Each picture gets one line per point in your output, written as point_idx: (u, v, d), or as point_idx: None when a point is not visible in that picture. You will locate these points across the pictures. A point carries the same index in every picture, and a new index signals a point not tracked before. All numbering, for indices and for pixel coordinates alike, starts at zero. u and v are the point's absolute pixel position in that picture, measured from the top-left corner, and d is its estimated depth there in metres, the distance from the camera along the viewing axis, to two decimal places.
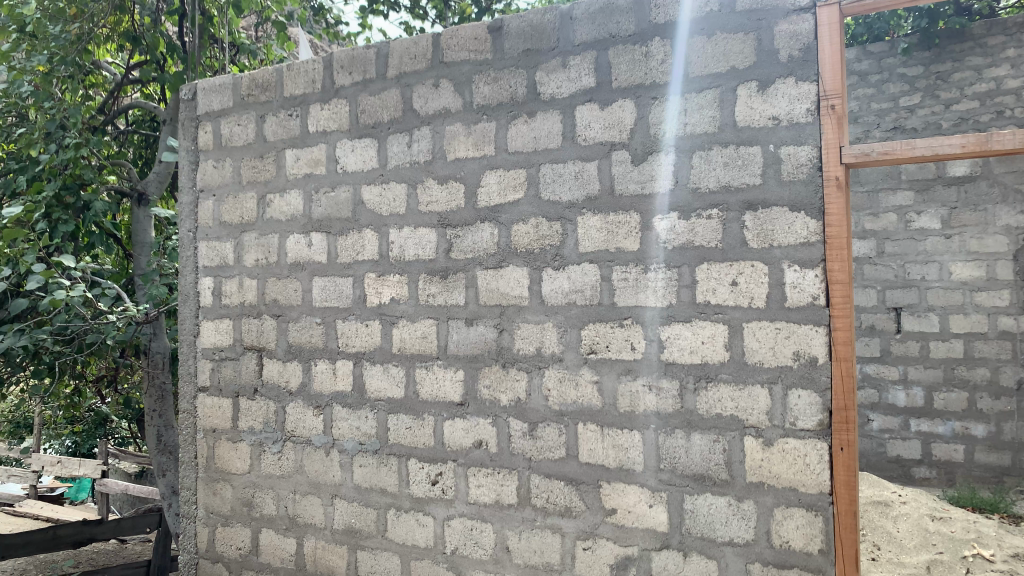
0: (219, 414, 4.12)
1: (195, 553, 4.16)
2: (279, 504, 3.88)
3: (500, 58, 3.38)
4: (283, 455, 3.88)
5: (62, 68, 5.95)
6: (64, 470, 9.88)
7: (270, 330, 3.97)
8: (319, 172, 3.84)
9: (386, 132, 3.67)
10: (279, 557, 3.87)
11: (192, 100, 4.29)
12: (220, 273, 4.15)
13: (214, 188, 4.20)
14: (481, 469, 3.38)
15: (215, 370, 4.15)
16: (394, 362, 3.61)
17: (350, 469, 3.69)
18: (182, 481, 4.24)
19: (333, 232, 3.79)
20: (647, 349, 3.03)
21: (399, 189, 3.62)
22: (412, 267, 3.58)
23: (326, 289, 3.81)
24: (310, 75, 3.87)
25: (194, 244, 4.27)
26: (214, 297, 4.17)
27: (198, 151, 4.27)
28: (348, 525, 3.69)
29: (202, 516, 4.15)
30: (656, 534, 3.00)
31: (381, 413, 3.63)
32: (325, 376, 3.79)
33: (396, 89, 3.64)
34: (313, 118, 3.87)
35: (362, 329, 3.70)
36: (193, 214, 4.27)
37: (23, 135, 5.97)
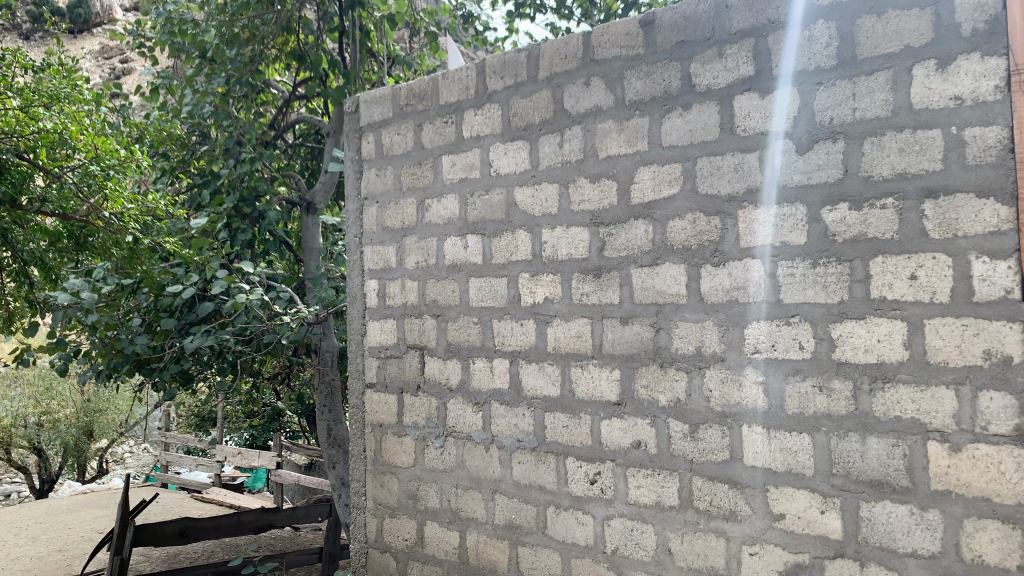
0: (385, 410, 4.30)
1: (366, 542, 4.36)
2: (442, 498, 4.01)
3: (652, 52, 3.33)
4: (445, 450, 4.01)
5: (238, 88, 6.39)
6: (244, 460, 10.67)
7: (430, 329, 4.10)
8: (474, 176, 3.94)
9: (537, 134, 3.70)
10: (443, 550, 3.99)
11: (355, 112, 4.51)
12: (384, 275, 4.33)
13: (377, 196, 4.38)
14: (641, 469, 3.34)
15: (380, 367, 4.34)
16: (550, 361, 3.64)
17: (510, 465, 3.76)
18: (352, 473, 4.46)
19: (488, 234, 3.88)
20: (817, 348, 2.89)
21: (552, 189, 3.65)
22: (566, 267, 3.59)
23: (482, 289, 3.89)
24: (464, 82, 3.98)
25: (360, 249, 4.48)
26: (379, 299, 4.36)
27: (361, 160, 4.48)
28: (509, 521, 3.75)
29: (371, 507, 4.34)
30: (830, 542, 2.86)
31: (538, 411, 3.67)
32: (484, 374, 3.88)
33: (547, 90, 3.67)
34: (467, 123, 3.96)
35: (517, 328, 3.75)
36: (359, 220, 4.48)
37: (206, 153, 6.58)
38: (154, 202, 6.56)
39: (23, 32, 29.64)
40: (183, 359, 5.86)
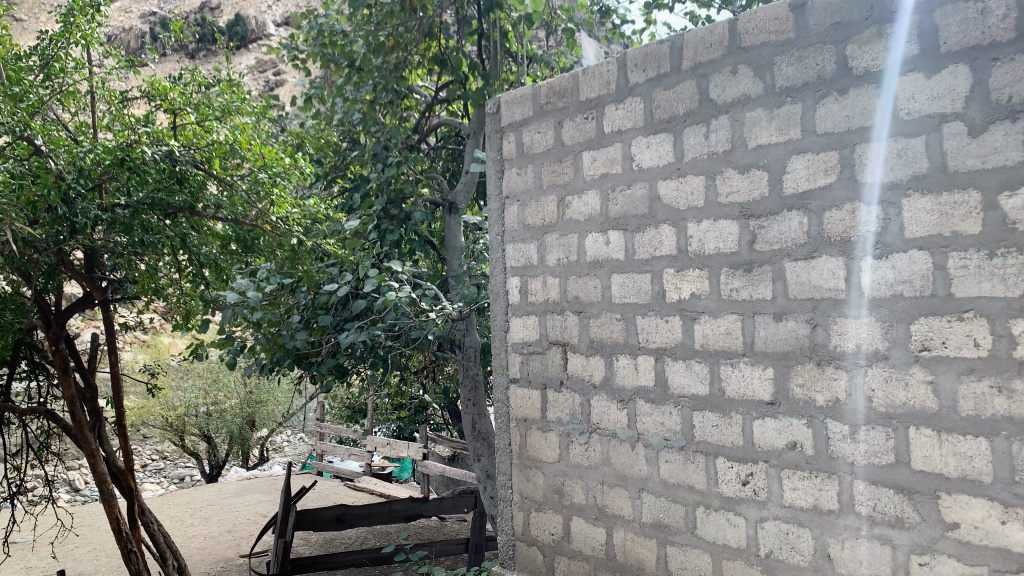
0: (529, 405, 4.33)
1: (513, 535, 4.43)
2: (588, 494, 4.01)
3: (804, 36, 3.19)
4: (590, 447, 4.00)
5: (384, 95, 6.72)
6: (393, 451, 11.12)
7: (573, 326, 4.11)
8: (615, 171, 3.91)
9: (682, 126, 3.63)
10: (591, 546, 3.99)
11: (496, 113, 4.57)
12: (526, 272, 4.37)
13: (519, 195, 4.42)
14: (797, 471, 3.21)
15: (524, 363, 4.37)
16: (697, 359, 3.56)
17: (657, 463, 3.71)
18: (498, 466, 4.54)
19: (631, 230, 3.84)
20: (995, 345, 2.67)
21: (698, 182, 3.57)
22: (713, 261, 3.50)
23: (624, 286, 3.86)
24: (605, 77, 3.95)
25: (502, 247, 4.54)
26: (521, 296, 4.40)
27: (502, 160, 4.52)
28: (657, 520, 3.71)
29: (518, 501, 4.40)
30: (1012, 555, 2.65)
31: (686, 409, 3.60)
32: (628, 371, 3.84)
33: (692, 80, 3.59)
34: (608, 118, 3.94)
35: (663, 325, 3.70)
36: (501, 219, 4.53)
37: (356, 158, 7.06)
38: (317, 206, 5.87)
39: (190, 51, 32.11)
40: (338, 354, 6.16)
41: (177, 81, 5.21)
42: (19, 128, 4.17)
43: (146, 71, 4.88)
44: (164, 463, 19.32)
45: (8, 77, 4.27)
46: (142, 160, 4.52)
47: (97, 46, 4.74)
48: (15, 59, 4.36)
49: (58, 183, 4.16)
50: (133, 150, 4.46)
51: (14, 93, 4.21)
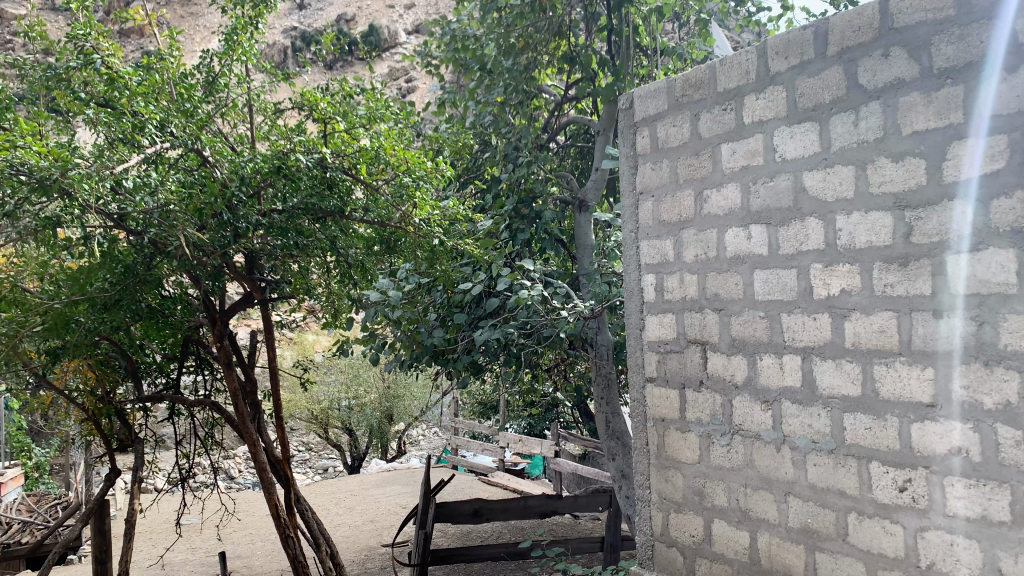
0: (667, 405, 4.26)
1: (651, 535, 4.38)
2: (731, 496, 3.91)
3: (966, 13, 2.98)
4: (732, 448, 3.90)
5: (515, 96, 6.80)
6: (525, 448, 11.24)
7: (712, 324, 4.00)
8: (757, 164, 3.78)
9: (828, 114, 3.47)
10: (733, 549, 3.89)
11: (629, 108, 4.52)
12: (662, 269, 4.29)
13: (653, 190, 4.35)
14: (962, 479, 3.00)
15: (661, 362, 4.30)
16: (848, 358, 3.39)
17: (804, 467, 3.57)
18: (636, 466, 4.49)
19: (774, 223, 3.70)
20: None
21: (846, 172, 3.40)
22: (865, 256, 3.32)
23: (767, 282, 3.73)
24: (744, 67, 3.83)
25: (637, 244, 4.48)
26: (657, 293, 4.33)
27: (636, 156, 4.47)
28: (804, 525, 3.57)
29: (656, 501, 4.34)
30: None
31: (836, 411, 3.44)
32: (772, 371, 3.71)
33: (839, 66, 3.43)
34: (748, 109, 3.82)
35: (810, 323, 3.54)
36: (635, 215, 4.48)
37: (488, 159, 7.18)
38: (456, 208, 5.60)
39: (329, 63, 33.67)
40: (473, 351, 6.28)
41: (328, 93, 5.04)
42: (190, 141, 4.33)
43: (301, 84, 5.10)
44: (309, 454, 20.40)
45: (181, 93, 4.47)
46: (298, 168, 4.47)
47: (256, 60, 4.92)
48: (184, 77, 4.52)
49: (224, 192, 4.22)
50: (289, 158, 4.41)
51: (186, 109, 4.38)
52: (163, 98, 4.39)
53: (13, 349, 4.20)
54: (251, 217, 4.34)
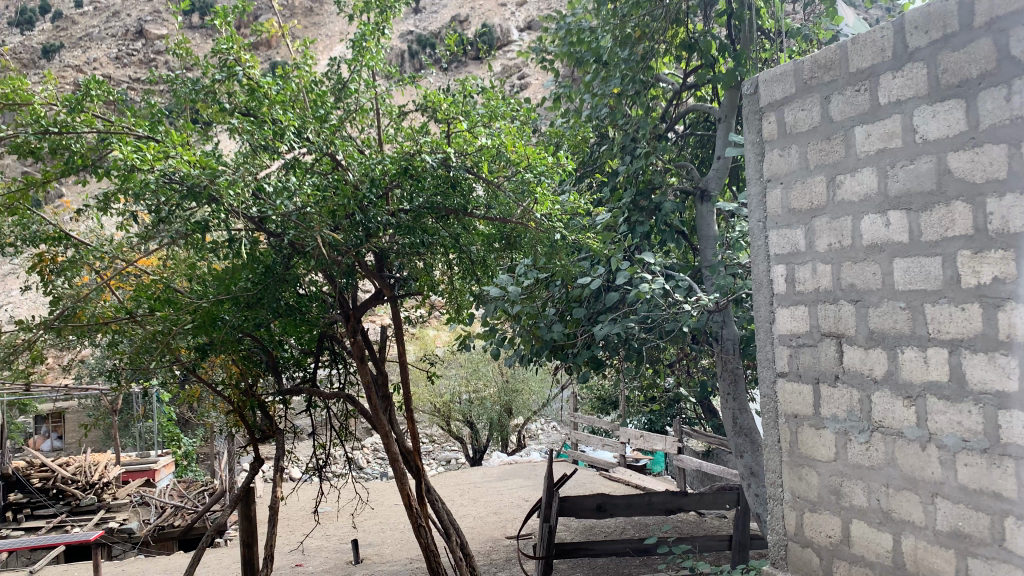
0: (799, 400, 4.11)
1: (784, 535, 4.24)
2: (871, 497, 3.73)
3: None
4: (872, 446, 3.71)
5: (632, 86, 6.66)
6: (646, 443, 11.10)
7: (848, 317, 3.82)
8: (895, 146, 3.58)
9: (976, 89, 3.24)
10: (874, 552, 3.71)
11: (754, 93, 4.38)
12: (792, 260, 4.14)
13: (782, 177, 4.19)
14: None
15: (792, 356, 4.15)
16: (1002, 351, 3.15)
17: (953, 467, 3.35)
18: (768, 463, 4.36)
19: (915, 208, 3.49)
20: None
21: (998, 151, 3.17)
22: (1021, 240, 3.07)
23: (909, 271, 3.52)
24: (879, 44, 3.63)
25: (765, 233, 4.34)
26: (787, 285, 4.18)
27: (763, 142, 4.33)
28: (955, 529, 3.35)
29: (789, 500, 4.20)
30: None
31: (989, 408, 3.21)
32: (916, 366, 3.50)
33: (988, 37, 3.19)
34: (884, 88, 3.62)
35: (958, 314, 3.31)
36: (763, 204, 4.34)
37: (606, 151, 7.12)
38: (576, 201, 5.56)
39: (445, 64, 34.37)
40: (593, 345, 6.24)
41: (452, 94, 4.99)
42: (325, 146, 4.48)
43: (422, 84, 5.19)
44: (432, 446, 20.97)
45: (314, 101, 4.64)
46: (424, 168, 4.46)
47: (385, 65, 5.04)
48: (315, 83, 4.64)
49: (356, 193, 4.32)
50: (416, 158, 4.42)
51: (321, 116, 4.55)
52: (298, 106, 4.63)
53: (168, 345, 4.53)
54: (383, 217, 4.38)
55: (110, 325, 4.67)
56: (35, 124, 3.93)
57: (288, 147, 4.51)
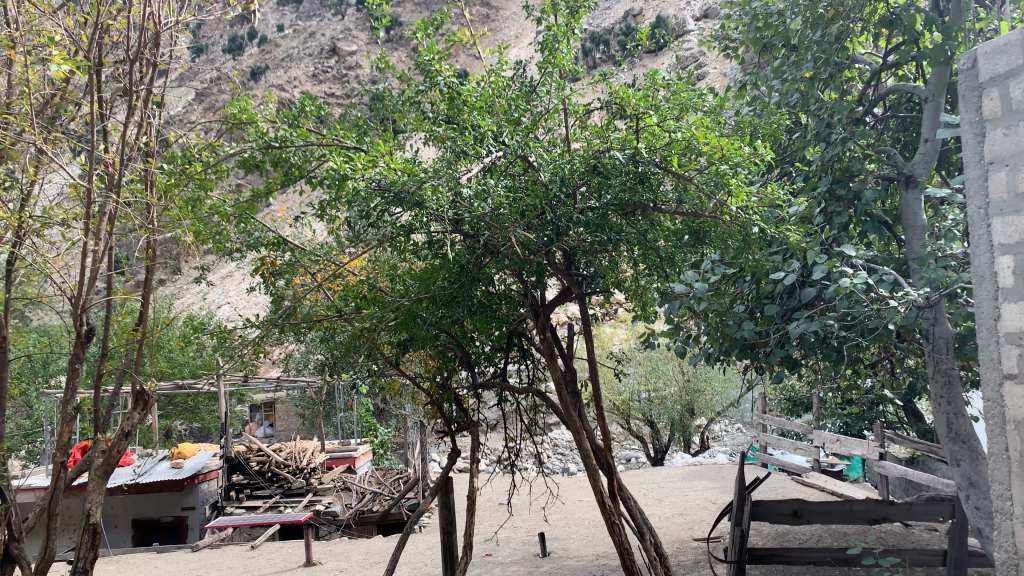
0: None
1: (1016, 554, 3.83)
2: None
3: None
4: None
5: (826, 70, 6.18)
6: (844, 448, 10.47)
7: None
8: None
9: None
10: None
11: (973, 68, 4.01)
12: (1021, 249, 3.71)
13: (1007, 158, 3.79)
14: None
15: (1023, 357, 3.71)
16: None
17: None
18: (993, 474, 3.96)
19: None
20: None
21: None
22: None
23: None
24: None
25: (987, 221, 3.94)
26: (1016, 278, 3.74)
27: (984, 121, 3.94)
28: None
29: (1020, 516, 3.79)
30: None
31: None
32: None
33: None
34: None
35: None
36: (985, 188, 3.95)
37: (798, 140, 6.77)
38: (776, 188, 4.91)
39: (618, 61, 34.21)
40: (788, 344, 5.93)
41: (640, 88, 4.87)
42: (519, 149, 4.49)
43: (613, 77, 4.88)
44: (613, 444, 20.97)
45: (506, 105, 4.75)
46: (614, 165, 4.43)
47: (573, 64, 5.03)
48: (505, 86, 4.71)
49: (547, 193, 4.43)
50: (605, 155, 4.38)
51: (515, 119, 4.63)
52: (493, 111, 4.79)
53: (374, 341, 4.88)
54: (575, 217, 4.36)
55: (322, 322, 5.06)
56: (260, 140, 4.32)
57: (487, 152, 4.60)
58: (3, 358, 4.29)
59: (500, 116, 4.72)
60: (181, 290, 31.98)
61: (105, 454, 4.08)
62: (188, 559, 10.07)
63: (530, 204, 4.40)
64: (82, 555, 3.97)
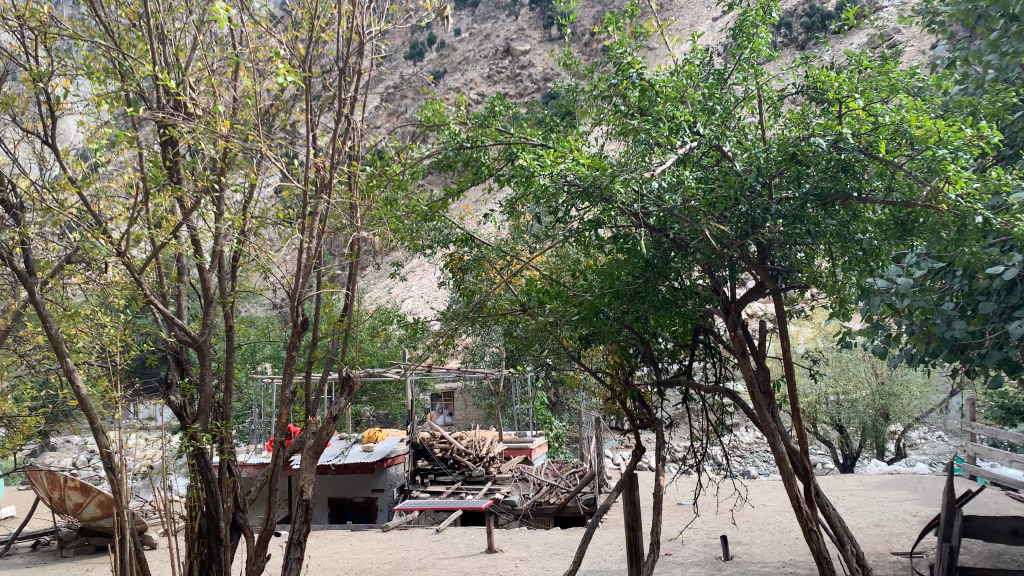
0: None
1: None
2: None
3: None
4: None
5: None
6: None
7: None
8: None
9: None
10: None
11: None
12: None
13: None
14: None
15: None
16: None
17: None
18: None
19: None
20: None
21: None
22: None
23: None
24: None
25: None
26: None
27: None
28: None
29: None
30: None
31: None
32: None
33: None
34: None
35: None
36: None
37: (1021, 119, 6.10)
38: (1000, 172, 4.47)
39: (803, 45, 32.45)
40: (1007, 346, 5.35)
41: (842, 71, 4.62)
42: (714, 138, 4.41)
43: (817, 63, 4.65)
44: None
45: (698, 95, 4.64)
46: (815, 152, 4.23)
47: (766, 50, 4.82)
48: (702, 76, 4.64)
49: (741, 183, 4.31)
50: (805, 142, 4.20)
51: (710, 108, 4.53)
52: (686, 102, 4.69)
53: (557, 335, 4.91)
54: (771, 208, 4.22)
55: (507, 316, 5.18)
56: (452, 141, 4.68)
57: (680, 143, 4.54)
58: (229, 345, 4.73)
59: (692, 105, 4.63)
60: (369, 285, 34.07)
61: (316, 436, 4.39)
62: (380, 538, 10.72)
63: (722, 195, 4.29)
64: (296, 528, 4.28)
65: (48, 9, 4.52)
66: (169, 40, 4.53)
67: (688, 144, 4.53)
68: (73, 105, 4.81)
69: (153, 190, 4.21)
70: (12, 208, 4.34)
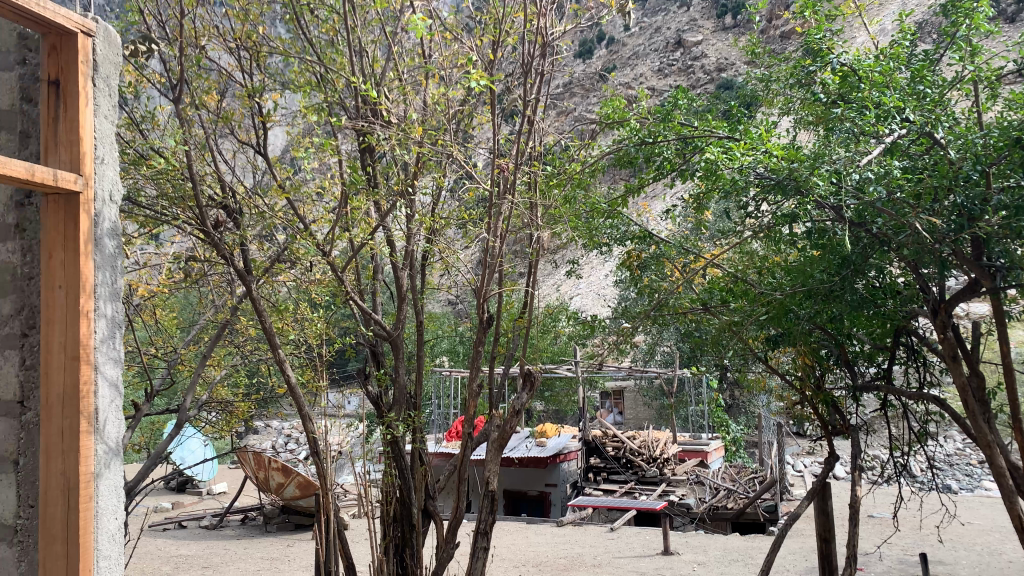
0: None
1: None
2: None
3: None
4: None
5: None
6: None
7: None
8: None
9: None
10: None
11: None
12: None
13: None
14: None
15: None
16: None
17: None
18: None
19: None
20: None
21: None
22: None
23: None
24: None
25: None
26: None
27: None
28: None
29: None
30: None
31: None
32: None
33: None
34: None
35: None
36: None
37: None
38: None
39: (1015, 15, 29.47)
40: None
41: None
42: (924, 125, 4.07)
43: None
44: None
45: (903, 79, 4.31)
46: None
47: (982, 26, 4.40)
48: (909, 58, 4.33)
49: (955, 172, 3.97)
50: None
51: (918, 92, 4.19)
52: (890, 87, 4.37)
53: (744, 335, 4.74)
54: (991, 198, 3.84)
55: (688, 314, 5.08)
56: (634, 137, 4.68)
57: (883, 132, 4.25)
58: (420, 339, 4.96)
59: (898, 89, 4.29)
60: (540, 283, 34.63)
61: (500, 429, 4.51)
62: (555, 533, 10.85)
63: (931, 185, 3.98)
64: (483, 518, 4.42)
65: (263, 29, 4.96)
66: (366, 52, 4.82)
67: (893, 132, 4.23)
68: (283, 117, 5.24)
69: (353, 194, 4.51)
70: (231, 212, 4.79)
